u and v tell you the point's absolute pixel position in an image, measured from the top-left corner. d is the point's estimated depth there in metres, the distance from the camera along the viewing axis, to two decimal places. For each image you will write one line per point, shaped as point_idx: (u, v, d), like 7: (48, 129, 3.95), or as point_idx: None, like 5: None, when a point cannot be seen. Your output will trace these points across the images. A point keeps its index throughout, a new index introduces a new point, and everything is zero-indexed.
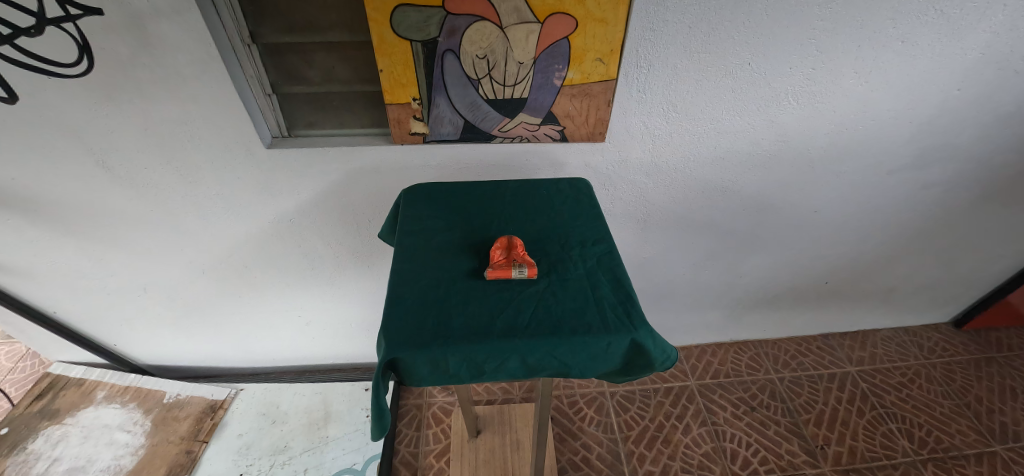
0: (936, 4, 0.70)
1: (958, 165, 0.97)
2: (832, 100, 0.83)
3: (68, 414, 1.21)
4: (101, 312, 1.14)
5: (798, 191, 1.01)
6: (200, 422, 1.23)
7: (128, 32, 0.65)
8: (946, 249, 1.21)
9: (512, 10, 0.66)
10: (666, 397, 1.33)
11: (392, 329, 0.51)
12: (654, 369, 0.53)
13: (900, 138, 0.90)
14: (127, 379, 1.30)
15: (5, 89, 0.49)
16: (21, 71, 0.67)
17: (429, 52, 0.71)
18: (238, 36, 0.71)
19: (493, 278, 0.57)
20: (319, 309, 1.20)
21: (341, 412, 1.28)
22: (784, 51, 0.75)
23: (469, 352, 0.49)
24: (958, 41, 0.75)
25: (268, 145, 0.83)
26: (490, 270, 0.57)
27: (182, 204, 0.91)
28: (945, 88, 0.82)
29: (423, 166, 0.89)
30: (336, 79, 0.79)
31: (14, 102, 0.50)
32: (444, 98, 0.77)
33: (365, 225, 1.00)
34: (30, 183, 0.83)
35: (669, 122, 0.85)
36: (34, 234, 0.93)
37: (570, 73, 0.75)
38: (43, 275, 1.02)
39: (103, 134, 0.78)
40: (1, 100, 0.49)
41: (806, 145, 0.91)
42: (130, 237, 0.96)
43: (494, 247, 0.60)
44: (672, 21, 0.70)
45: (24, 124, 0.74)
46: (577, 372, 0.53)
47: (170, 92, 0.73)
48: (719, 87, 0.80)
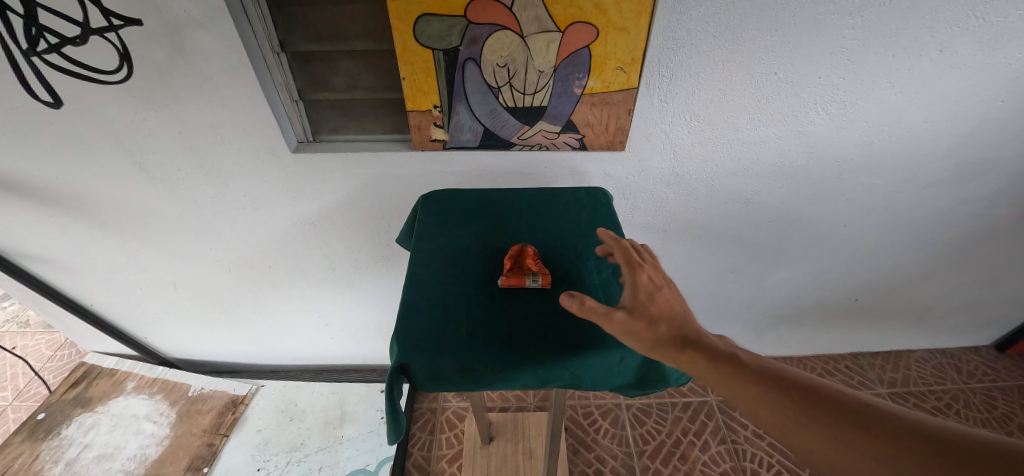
0: (977, 12, 0.67)
1: (1002, 179, 0.91)
2: (864, 110, 0.80)
3: (100, 403, 1.27)
4: (134, 306, 1.19)
5: (827, 203, 0.97)
6: (222, 415, 1.27)
7: (167, 41, 0.69)
8: (989, 267, 1.14)
9: (533, 19, 0.67)
10: (684, 412, 1.30)
11: (405, 334, 0.51)
12: (669, 384, 0.52)
13: (938, 151, 0.86)
14: (155, 371, 1.35)
15: (52, 94, 0.55)
16: (69, 78, 0.72)
17: (451, 61, 0.72)
18: (268, 44, 0.73)
19: (505, 285, 0.57)
20: (338, 311, 1.22)
21: (356, 413, 1.30)
22: (813, 60, 0.73)
23: (480, 360, 0.49)
24: (1002, 50, 0.71)
25: (293, 149, 0.86)
26: (503, 277, 0.57)
27: (211, 205, 0.94)
28: (988, 99, 0.78)
29: (442, 172, 0.90)
30: (360, 86, 0.80)
31: (60, 107, 0.56)
32: (465, 106, 0.77)
33: (384, 229, 1.01)
34: (73, 182, 0.88)
35: (692, 132, 0.83)
36: (75, 230, 0.98)
37: (590, 82, 0.75)
38: (83, 269, 1.08)
39: (142, 137, 0.82)
40: (50, 104, 0.56)
41: (837, 157, 0.88)
42: (162, 236, 1.01)
43: (508, 255, 0.60)
44: (695, 30, 0.69)
45: (70, 126, 0.79)
46: (589, 385, 0.52)
47: (202, 97, 0.76)
48: (744, 97, 0.78)
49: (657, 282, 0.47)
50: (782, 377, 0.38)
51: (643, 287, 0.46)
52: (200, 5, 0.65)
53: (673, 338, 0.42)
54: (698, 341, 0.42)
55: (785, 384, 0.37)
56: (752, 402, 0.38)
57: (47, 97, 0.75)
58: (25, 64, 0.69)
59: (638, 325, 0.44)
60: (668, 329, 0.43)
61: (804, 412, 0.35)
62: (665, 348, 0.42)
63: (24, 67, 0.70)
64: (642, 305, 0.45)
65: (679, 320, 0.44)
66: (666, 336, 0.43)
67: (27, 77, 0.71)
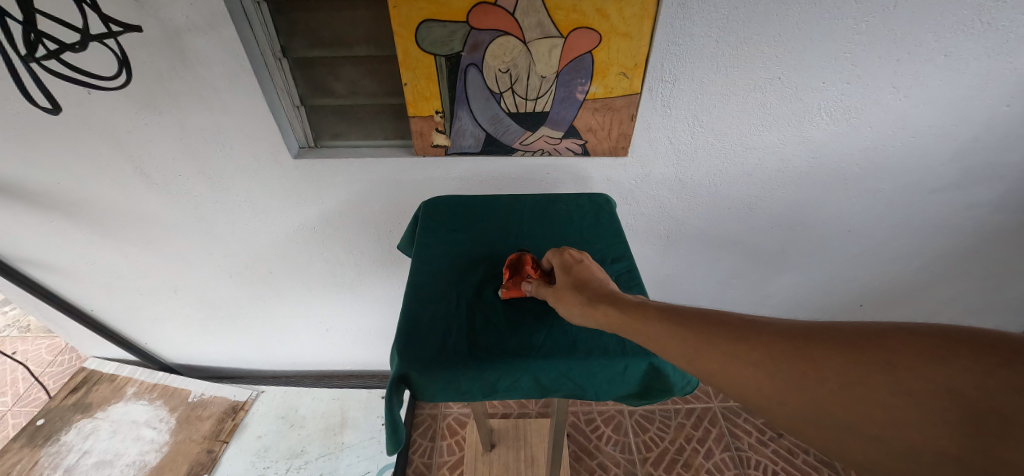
0: (982, 16, 0.67)
1: (1008, 185, 0.90)
2: (868, 115, 0.79)
3: (100, 408, 1.27)
4: (134, 311, 1.19)
5: (831, 208, 0.97)
6: (222, 422, 1.26)
7: (168, 46, 0.69)
8: (996, 273, 1.13)
9: (535, 24, 0.67)
10: (687, 419, 1.29)
11: (406, 342, 0.51)
12: (673, 394, 0.51)
13: (943, 156, 0.85)
14: (156, 377, 1.35)
15: (50, 101, 0.55)
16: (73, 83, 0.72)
17: (452, 67, 0.72)
18: (269, 50, 0.73)
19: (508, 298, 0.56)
20: (339, 316, 1.22)
21: (357, 419, 1.29)
22: (816, 65, 0.73)
23: (482, 369, 0.48)
24: (1007, 55, 0.71)
25: (294, 155, 0.85)
26: (504, 290, 0.56)
27: (212, 210, 0.94)
28: (993, 104, 0.77)
29: (443, 178, 0.89)
30: (362, 91, 0.80)
31: (57, 114, 0.57)
32: (467, 111, 0.77)
33: (385, 235, 1.01)
34: (74, 188, 0.88)
35: (695, 137, 0.83)
36: (76, 235, 0.98)
37: (593, 87, 0.74)
38: (84, 275, 1.07)
39: (143, 143, 0.82)
40: (48, 111, 0.56)
41: (841, 162, 0.87)
42: (163, 241, 1.00)
43: (507, 265, 0.59)
44: (698, 35, 0.69)
45: (72, 132, 0.79)
46: (593, 394, 0.52)
47: (203, 103, 0.76)
48: (747, 102, 0.77)
49: (577, 257, 0.52)
50: (707, 317, 0.37)
51: (567, 262, 0.52)
52: (202, 11, 0.65)
53: (594, 298, 0.45)
54: (625, 301, 0.43)
55: (714, 324, 0.35)
56: (687, 354, 0.35)
57: (47, 103, 0.75)
58: (25, 71, 0.69)
59: (560, 292, 0.49)
60: (590, 292, 0.46)
61: (740, 346, 0.32)
62: (588, 309, 0.45)
63: (24, 74, 0.70)
64: (565, 276, 0.50)
65: (600, 285, 0.48)
66: (589, 298, 0.45)
67: (27, 83, 0.71)
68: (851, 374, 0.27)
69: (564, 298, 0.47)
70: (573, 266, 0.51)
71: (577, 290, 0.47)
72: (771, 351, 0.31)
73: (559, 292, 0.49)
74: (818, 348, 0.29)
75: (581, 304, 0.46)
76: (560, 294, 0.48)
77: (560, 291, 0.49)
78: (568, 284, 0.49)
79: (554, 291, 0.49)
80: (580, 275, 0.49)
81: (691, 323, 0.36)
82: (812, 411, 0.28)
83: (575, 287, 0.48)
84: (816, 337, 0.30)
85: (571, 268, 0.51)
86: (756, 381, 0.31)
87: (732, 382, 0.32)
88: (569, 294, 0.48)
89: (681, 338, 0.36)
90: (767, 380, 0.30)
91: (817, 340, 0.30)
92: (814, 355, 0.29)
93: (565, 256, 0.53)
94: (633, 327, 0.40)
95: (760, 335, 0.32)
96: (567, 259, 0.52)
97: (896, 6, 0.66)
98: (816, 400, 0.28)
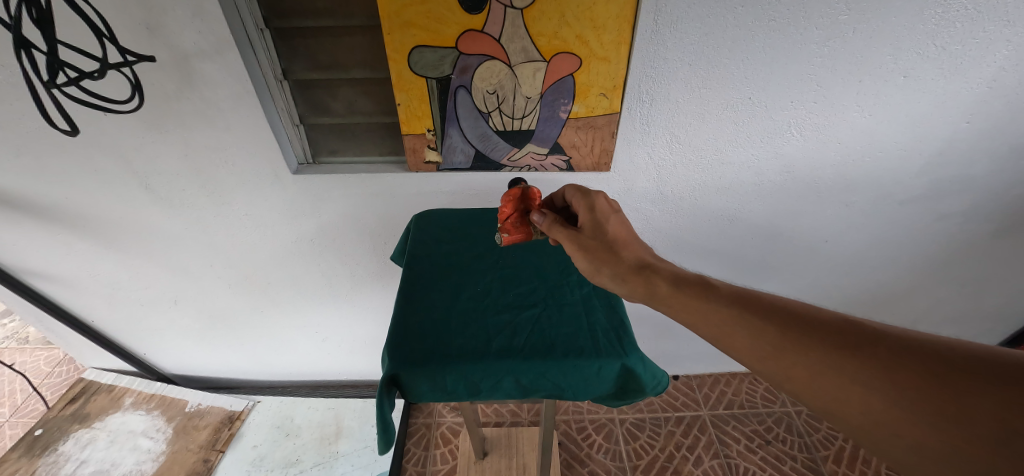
0: (935, 41, 0.72)
1: (975, 196, 0.95)
2: (835, 132, 0.84)
3: (97, 419, 1.28)
4: (135, 322, 1.21)
5: (807, 220, 1.01)
6: (219, 431, 1.28)
7: (175, 71, 0.73)
8: (971, 281, 1.16)
9: (520, 50, 0.72)
10: (677, 427, 1.31)
11: (395, 346, 0.54)
12: (646, 393, 0.55)
13: (910, 169, 0.90)
14: (153, 387, 1.36)
15: (68, 123, 0.59)
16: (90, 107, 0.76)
17: (443, 88, 0.76)
18: (271, 73, 0.78)
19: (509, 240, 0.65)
20: (335, 327, 1.24)
21: (352, 428, 1.31)
22: (783, 86, 0.78)
23: (467, 371, 0.52)
24: (962, 76, 0.76)
25: (293, 171, 0.89)
26: (507, 237, 0.64)
27: (213, 223, 0.98)
28: (953, 121, 0.82)
29: (436, 192, 0.93)
30: (358, 110, 0.85)
31: (75, 136, 0.62)
32: (457, 129, 0.82)
33: (380, 247, 1.05)
34: (81, 202, 0.92)
35: (674, 153, 0.87)
36: (80, 248, 1.01)
37: (575, 107, 0.79)
38: (86, 286, 1.10)
39: (149, 159, 0.86)
40: (66, 132, 0.60)
41: (814, 176, 0.92)
42: (165, 253, 1.04)
43: (507, 198, 0.61)
44: (672, 59, 0.74)
45: (82, 149, 0.83)
46: (571, 394, 0.55)
47: (208, 122, 0.81)
48: (722, 120, 0.82)
49: (610, 206, 0.55)
50: (787, 312, 0.36)
51: (597, 219, 0.53)
52: (208, 38, 0.70)
53: (635, 268, 0.47)
54: (687, 285, 0.43)
55: (793, 322, 0.35)
56: (758, 351, 0.35)
57: (66, 125, 0.79)
58: (45, 95, 0.74)
59: (590, 248, 0.51)
60: (629, 261, 0.48)
61: (820, 350, 0.32)
62: (628, 279, 0.47)
63: (45, 98, 0.74)
64: (596, 229, 0.52)
65: (637, 252, 0.50)
66: (627, 267, 0.48)
67: (47, 107, 0.75)
68: (948, 406, 0.26)
69: (597, 259, 0.50)
70: (605, 222, 0.53)
71: (616, 258, 0.49)
72: (855, 363, 0.30)
73: (589, 248, 0.51)
74: (912, 369, 0.28)
75: (618, 271, 0.48)
76: (590, 251, 0.51)
77: (589, 248, 0.51)
78: (598, 242, 0.51)
79: (583, 246, 0.51)
80: (612, 236, 0.51)
81: (767, 318, 0.36)
82: (890, 429, 0.28)
83: (608, 250, 0.50)
84: (910, 352, 0.29)
85: (602, 225, 0.52)
86: (832, 390, 0.31)
87: (805, 386, 0.32)
88: (600, 254, 0.50)
89: (754, 334, 0.36)
90: (844, 392, 0.30)
91: (914, 359, 0.28)
92: (905, 375, 0.28)
93: (598, 211, 0.54)
94: (694, 316, 0.40)
95: (848, 339, 0.31)
96: (600, 215, 0.53)
97: (854, 31, 0.71)
98: (899, 421, 0.28)
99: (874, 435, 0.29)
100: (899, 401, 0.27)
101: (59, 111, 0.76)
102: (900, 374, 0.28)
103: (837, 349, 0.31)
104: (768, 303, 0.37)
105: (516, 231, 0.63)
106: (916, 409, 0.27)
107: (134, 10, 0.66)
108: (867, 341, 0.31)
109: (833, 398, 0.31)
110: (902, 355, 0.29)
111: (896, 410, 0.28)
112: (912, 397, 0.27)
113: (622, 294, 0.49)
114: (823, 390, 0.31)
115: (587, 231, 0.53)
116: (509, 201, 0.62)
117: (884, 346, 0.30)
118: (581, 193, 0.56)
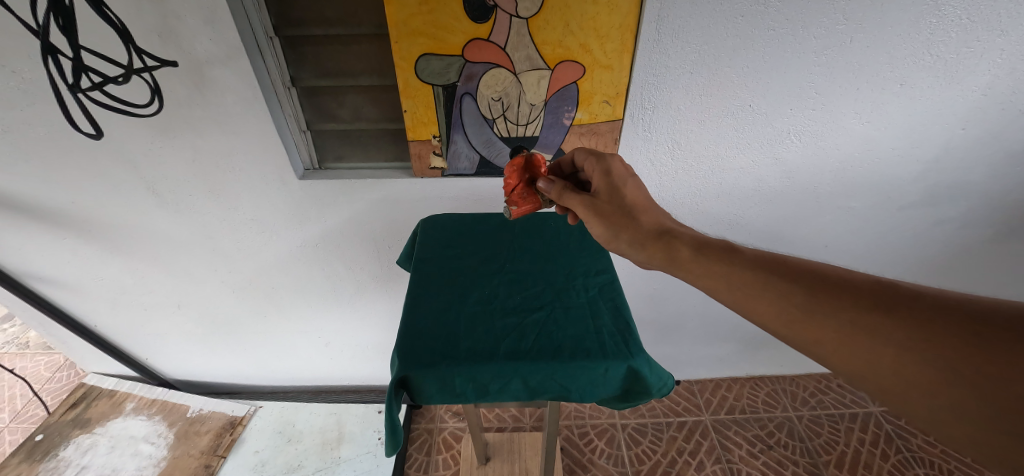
0: (931, 50, 0.74)
1: (972, 202, 0.96)
2: (834, 138, 0.85)
3: (98, 424, 1.28)
4: (137, 326, 1.21)
5: (807, 225, 1.02)
6: (220, 436, 1.28)
7: (189, 77, 0.75)
8: (969, 286, 1.17)
9: (524, 58, 0.73)
10: (679, 432, 1.31)
11: (404, 349, 0.54)
12: (652, 395, 0.55)
13: (908, 175, 0.91)
14: (154, 392, 1.36)
15: (95, 128, 0.63)
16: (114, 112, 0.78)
17: (449, 95, 0.78)
18: (280, 80, 0.79)
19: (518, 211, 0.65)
20: (337, 332, 1.25)
21: (354, 433, 1.31)
22: (783, 93, 0.79)
23: (475, 372, 0.52)
24: (957, 83, 0.77)
25: (299, 176, 0.90)
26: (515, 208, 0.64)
27: (219, 228, 0.99)
28: (949, 127, 0.83)
29: (440, 197, 0.94)
30: (365, 117, 0.86)
31: (100, 138, 0.64)
32: (462, 136, 0.83)
33: (384, 251, 1.05)
34: (88, 206, 0.92)
35: (675, 159, 0.89)
36: (86, 252, 1.02)
37: (579, 113, 0.80)
38: (91, 290, 1.11)
39: (157, 165, 0.87)
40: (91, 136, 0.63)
41: (813, 181, 0.93)
42: (170, 258, 1.04)
43: (512, 169, 0.63)
44: (674, 66, 0.76)
45: (91, 154, 0.84)
46: (577, 396, 0.55)
47: (217, 128, 0.82)
48: (722, 126, 0.84)
49: (625, 170, 0.56)
50: (816, 277, 0.37)
51: (614, 184, 0.55)
52: (220, 45, 0.72)
53: (654, 234, 0.49)
54: (711, 252, 0.45)
55: (823, 286, 0.36)
56: (786, 314, 0.37)
57: (89, 129, 0.80)
58: (72, 100, 0.75)
59: (607, 213, 0.53)
60: (647, 227, 0.50)
61: (851, 311, 0.33)
62: (647, 245, 0.49)
63: (70, 102, 0.75)
64: (612, 196, 0.54)
65: (655, 218, 0.51)
66: (646, 233, 0.50)
67: (72, 110, 0.77)
68: (984, 365, 0.27)
69: (615, 225, 0.52)
70: (621, 187, 0.54)
71: (634, 224, 0.51)
72: (887, 324, 0.31)
73: (606, 213, 0.53)
74: (943, 329, 0.29)
75: (636, 237, 0.50)
76: (607, 216, 0.52)
77: (606, 213, 0.53)
78: (615, 208, 0.53)
79: (600, 211, 0.53)
80: (629, 201, 0.53)
81: (796, 283, 0.38)
82: (921, 388, 0.30)
83: (624, 215, 0.52)
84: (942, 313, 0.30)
85: (618, 189, 0.54)
86: (863, 350, 0.32)
87: (834, 347, 0.34)
88: (617, 220, 0.52)
89: (782, 298, 0.37)
90: (876, 351, 0.32)
91: (949, 320, 0.29)
92: (940, 335, 0.29)
93: (614, 176, 0.55)
94: (720, 284, 0.42)
95: (879, 300, 0.33)
96: (616, 180, 0.55)
97: (852, 40, 0.73)
98: (931, 377, 0.29)
99: (902, 392, 0.31)
100: (932, 359, 0.29)
101: (84, 114, 0.77)
102: (935, 333, 0.29)
103: (870, 310, 0.33)
104: (798, 268, 0.39)
105: (525, 202, 0.64)
106: (948, 366, 0.28)
107: (151, 17, 0.68)
108: (901, 303, 0.32)
109: (863, 359, 0.32)
110: (936, 317, 0.30)
111: (929, 369, 0.29)
112: (947, 355, 0.29)
113: (639, 260, 0.51)
114: (853, 350, 0.33)
115: (603, 197, 0.54)
116: (513, 173, 0.64)
117: (919, 308, 0.31)
118: (595, 159, 0.58)
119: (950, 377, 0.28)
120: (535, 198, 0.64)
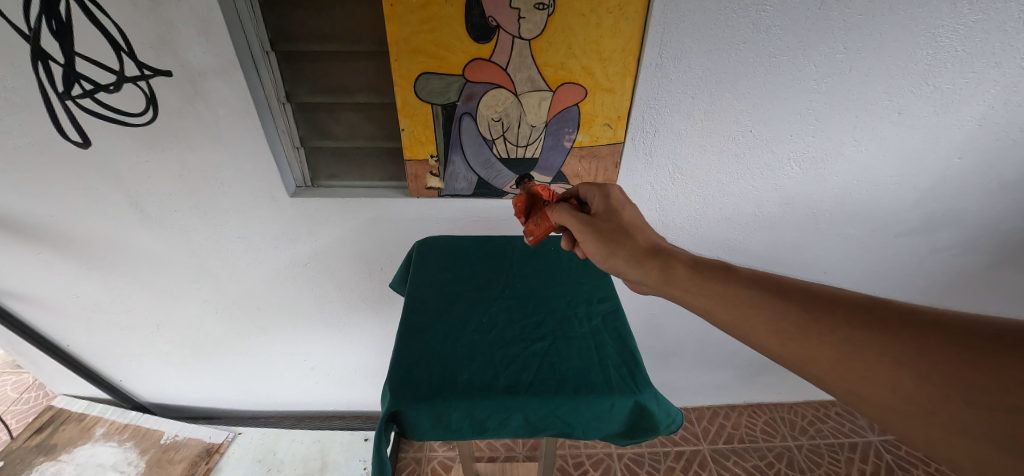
0: (928, 80, 0.74)
1: (967, 230, 0.96)
2: (833, 166, 0.85)
3: (64, 450, 1.20)
4: (111, 347, 1.15)
5: (806, 250, 1.01)
6: (195, 465, 1.21)
7: (183, 89, 0.73)
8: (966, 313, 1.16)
9: (526, 79, 0.73)
10: (677, 462, 1.26)
11: (398, 380, 0.51)
12: (659, 432, 0.52)
13: (905, 203, 0.91)
14: (127, 416, 1.29)
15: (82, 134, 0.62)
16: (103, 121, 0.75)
17: (449, 115, 0.76)
18: (275, 95, 0.77)
19: (535, 242, 0.64)
20: (323, 355, 1.19)
21: (338, 463, 1.24)
22: (783, 121, 0.79)
23: (472, 408, 0.49)
24: (953, 113, 0.78)
25: (291, 194, 0.87)
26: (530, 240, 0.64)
27: (205, 245, 0.95)
28: (946, 156, 0.83)
29: (436, 218, 0.92)
30: (361, 134, 0.84)
31: None
32: (460, 156, 0.81)
33: (376, 273, 1.02)
34: (65, 219, 0.88)
35: (674, 184, 0.88)
36: (61, 269, 0.97)
37: (579, 136, 0.79)
38: (65, 307, 1.05)
39: (142, 178, 0.83)
40: None
41: (813, 208, 0.92)
42: (152, 276, 1.00)
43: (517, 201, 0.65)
44: (674, 91, 0.75)
45: (72, 166, 0.80)
46: (580, 433, 0.52)
47: (207, 142, 0.79)
48: (722, 152, 0.83)
49: (621, 197, 0.55)
50: (814, 294, 0.36)
51: (611, 205, 0.54)
52: (214, 58, 0.70)
53: (650, 252, 0.47)
54: (706, 269, 0.43)
55: (818, 303, 0.35)
56: (781, 332, 0.35)
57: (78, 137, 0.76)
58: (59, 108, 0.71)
59: (604, 232, 0.51)
60: (643, 245, 0.48)
61: (845, 327, 0.32)
62: (643, 262, 0.47)
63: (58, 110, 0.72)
64: (607, 219, 0.53)
65: (650, 237, 0.50)
66: (641, 251, 0.48)
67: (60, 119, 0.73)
68: (980, 379, 0.25)
69: (613, 243, 0.50)
70: (619, 208, 0.54)
71: (629, 242, 0.49)
72: (885, 339, 0.30)
73: (603, 233, 0.51)
74: (942, 344, 0.28)
75: (632, 254, 0.48)
76: (603, 234, 0.51)
77: (604, 232, 0.51)
78: (612, 226, 0.52)
79: (597, 230, 0.52)
80: (627, 220, 0.52)
81: (792, 300, 0.36)
82: (919, 405, 0.28)
83: (620, 233, 0.50)
84: (939, 327, 0.29)
85: (614, 210, 0.53)
86: (857, 368, 0.30)
87: (831, 366, 0.32)
88: (613, 238, 0.50)
89: (777, 316, 0.36)
90: (872, 368, 0.30)
91: (943, 335, 0.28)
92: (938, 350, 0.28)
93: (612, 198, 0.55)
94: (712, 300, 0.40)
95: (876, 316, 0.31)
96: (615, 202, 0.54)
97: (851, 69, 0.73)
98: (928, 396, 0.27)
99: (900, 413, 0.29)
100: (925, 375, 0.28)
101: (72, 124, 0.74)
102: (933, 349, 0.28)
103: (865, 326, 0.31)
104: (795, 286, 0.37)
105: (539, 230, 0.61)
106: (944, 381, 0.27)
107: (148, 27, 0.66)
108: (896, 318, 0.31)
109: (858, 377, 0.30)
110: (930, 331, 0.29)
111: (926, 384, 0.27)
112: (946, 369, 0.27)
113: (635, 279, 0.48)
114: (849, 368, 0.31)
115: (600, 217, 0.54)
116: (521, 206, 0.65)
117: (913, 322, 0.30)
118: (595, 185, 0.57)
119: (949, 393, 0.27)
120: (547, 223, 0.60)
